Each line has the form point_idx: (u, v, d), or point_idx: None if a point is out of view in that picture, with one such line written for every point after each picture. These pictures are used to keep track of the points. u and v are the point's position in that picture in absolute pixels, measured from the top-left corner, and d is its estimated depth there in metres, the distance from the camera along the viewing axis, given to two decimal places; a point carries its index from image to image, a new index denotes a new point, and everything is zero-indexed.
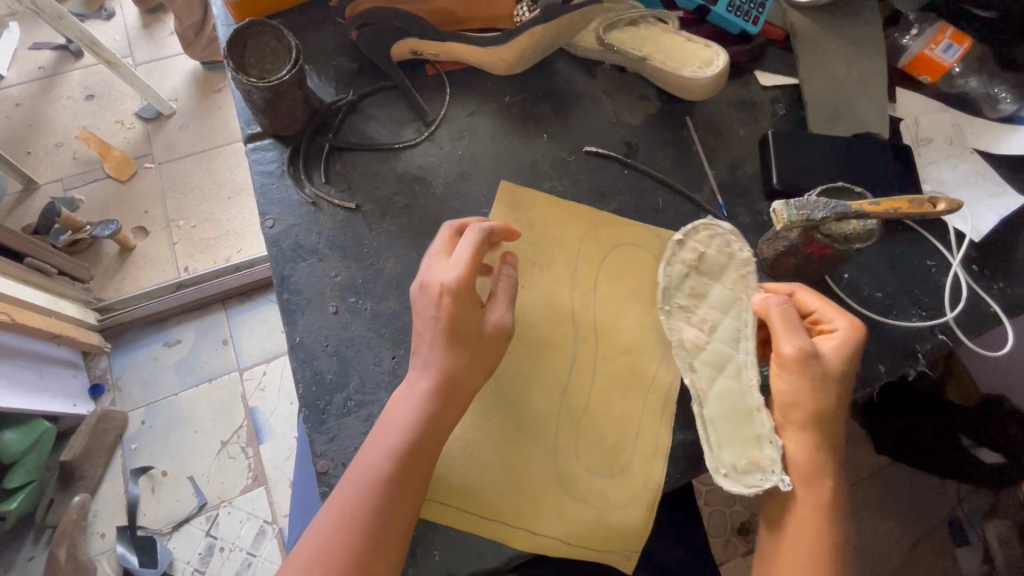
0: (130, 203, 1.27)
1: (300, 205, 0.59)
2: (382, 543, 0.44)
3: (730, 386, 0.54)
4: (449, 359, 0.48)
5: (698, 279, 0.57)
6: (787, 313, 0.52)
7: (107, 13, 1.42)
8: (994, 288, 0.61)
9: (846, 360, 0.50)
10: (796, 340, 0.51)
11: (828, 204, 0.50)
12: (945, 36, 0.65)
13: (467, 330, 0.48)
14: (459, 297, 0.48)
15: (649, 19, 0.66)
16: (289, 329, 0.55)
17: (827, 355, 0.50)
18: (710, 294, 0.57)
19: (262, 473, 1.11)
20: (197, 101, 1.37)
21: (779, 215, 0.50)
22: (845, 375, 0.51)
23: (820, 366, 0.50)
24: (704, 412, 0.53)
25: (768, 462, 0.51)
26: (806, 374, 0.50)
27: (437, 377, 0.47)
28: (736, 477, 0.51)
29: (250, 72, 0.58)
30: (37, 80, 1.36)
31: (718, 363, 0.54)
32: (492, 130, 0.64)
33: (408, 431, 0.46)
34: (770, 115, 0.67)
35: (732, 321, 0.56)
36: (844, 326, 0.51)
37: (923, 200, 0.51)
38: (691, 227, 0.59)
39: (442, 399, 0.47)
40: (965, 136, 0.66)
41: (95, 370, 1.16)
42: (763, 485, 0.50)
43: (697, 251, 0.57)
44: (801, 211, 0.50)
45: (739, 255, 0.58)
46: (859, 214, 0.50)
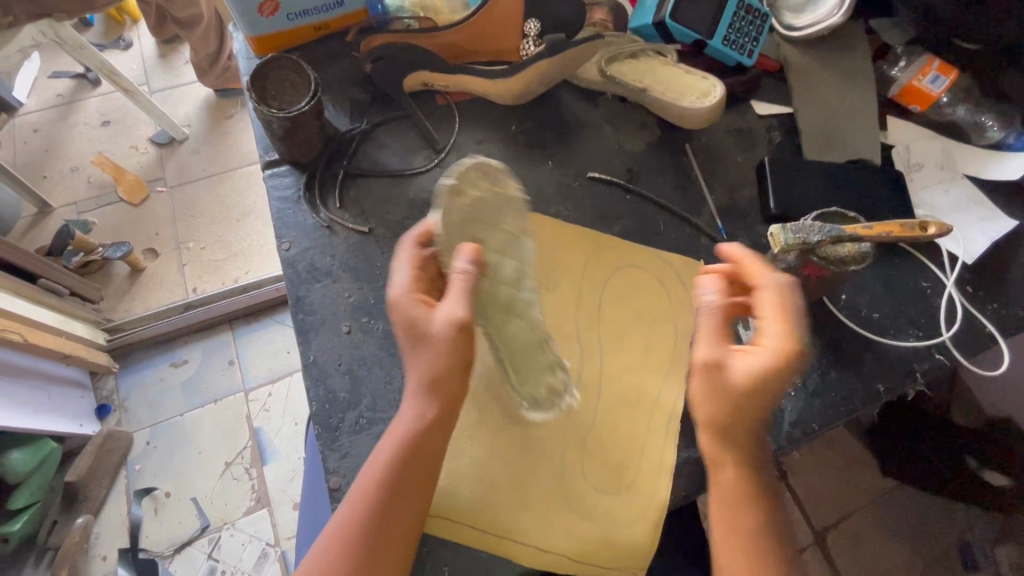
0: (142, 226, 1.31)
1: (315, 228, 0.62)
2: (385, 554, 0.45)
3: (523, 325, 0.55)
4: (424, 356, 0.48)
5: (477, 225, 0.53)
6: (718, 316, 0.47)
7: (126, 43, 1.48)
8: (988, 309, 0.62)
9: (757, 385, 0.44)
10: (716, 351, 0.46)
11: (823, 228, 0.52)
12: (931, 68, 0.68)
13: (418, 324, 0.48)
14: (400, 302, 0.48)
15: (649, 52, 0.69)
16: (303, 348, 0.56)
17: (734, 373, 0.45)
18: (489, 239, 0.54)
19: (265, 494, 1.11)
20: (210, 126, 1.41)
21: (777, 238, 0.52)
22: (750, 400, 0.45)
23: (721, 381, 0.45)
24: (500, 355, 0.54)
25: (561, 383, 0.56)
26: (708, 387, 0.46)
27: (420, 375, 0.48)
28: (539, 406, 0.55)
29: (270, 103, 0.61)
30: (56, 107, 1.41)
31: (507, 306, 0.54)
32: (499, 157, 0.67)
33: (406, 438, 0.47)
34: (766, 142, 0.70)
35: (510, 261, 0.56)
36: (770, 350, 0.44)
37: (914, 225, 0.54)
38: (458, 168, 0.52)
39: (436, 401, 0.48)
40: (955, 163, 0.69)
41: (102, 390, 1.17)
42: (564, 404, 0.56)
43: (472, 197, 0.53)
44: (797, 235, 0.52)
45: (510, 191, 0.56)
46: (853, 238, 0.52)
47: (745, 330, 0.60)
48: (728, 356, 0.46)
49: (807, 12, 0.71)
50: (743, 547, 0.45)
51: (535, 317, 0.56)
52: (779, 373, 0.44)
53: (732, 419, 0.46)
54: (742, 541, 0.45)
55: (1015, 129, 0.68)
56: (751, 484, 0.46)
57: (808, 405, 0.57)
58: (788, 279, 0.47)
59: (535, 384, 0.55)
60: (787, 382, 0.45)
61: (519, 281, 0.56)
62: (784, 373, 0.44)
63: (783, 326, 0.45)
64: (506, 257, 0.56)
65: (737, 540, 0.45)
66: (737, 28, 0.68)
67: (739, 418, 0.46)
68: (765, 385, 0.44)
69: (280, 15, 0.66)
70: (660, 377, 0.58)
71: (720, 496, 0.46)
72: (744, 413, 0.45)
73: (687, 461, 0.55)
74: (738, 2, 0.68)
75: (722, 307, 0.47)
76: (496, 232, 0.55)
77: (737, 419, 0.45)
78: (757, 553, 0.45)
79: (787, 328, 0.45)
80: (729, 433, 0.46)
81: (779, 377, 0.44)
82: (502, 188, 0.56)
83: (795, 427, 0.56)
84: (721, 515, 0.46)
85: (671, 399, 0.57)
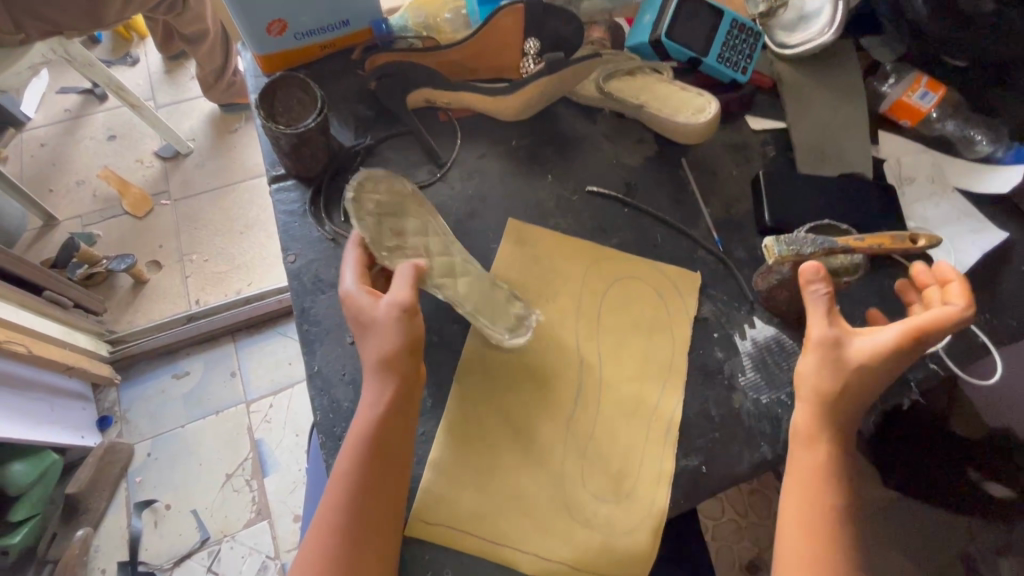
0: (146, 239, 1.32)
1: (320, 241, 0.63)
2: (367, 548, 0.47)
3: (471, 280, 0.58)
4: (373, 346, 0.51)
5: (392, 220, 0.56)
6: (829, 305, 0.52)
7: (132, 59, 1.51)
8: (981, 318, 0.64)
9: (868, 364, 0.51)
10: (846, 334, 0.53)
11: (816, 240, 0.53)
12: (920, 84, 0.70)
13: (363, 317, 0.52)
14: (349, 297, 0.52)
15: (645, 70, 0.71)
16: (308, 358, 0.57)
17: (855, 352, 0.52)
18: (407, 227, 0.57)
19: (266, 506, 1.11)
20: (214, 140, 1.44)
21: (770, 250, 0.53)
22: (860, 379, 0.52)
23: (838, 358, 0.52)
24: (467, 309, 0.56)
25: (520, 309, 0.60)
26: (821, 361, 0.52)
27: (372, 367, 0.51)
28: (513, 333, 0.58)
29: (278, 120, 0.63)
30: (63, 122, 1.43)
31: (448, 271, 0.57)
32: (499, 172, 0.69)
33: (363, 441, 0.49)
34: (761, 156, 0.72)
35: (434, 239, 0.58)
36: (899, 336, 0.50)
37: (902, 236, 0.54)
38: (356, 180, 0.55)
39: (388, 393, 0.50)
40: (946, 176, 0.70)
41: (104, 402, 1.18)
42: (531, 323, 0.59)
43: (375, 199, 0.55)
44: (791, 246, 0.53)
45: (406, 190, 0.58)
46: (845, 249, 0.53)
47: (742, 340, 0.61)
48: (845, 337, 0.52)
49: (799, 30, 0.73)
50: (811, 514, 0.50)
51: (478, 267, 0.59)
52: (895, 356, 0.51)
53: (846, 393, 0.52)
54: (816, 506, 0.51)
55: (1005, 144, 0.70)
56: (836, 462, 0.52)
57: None
58: (964, 304, 0.50)
59: (505, 315, 0.58)
60: (898, 364, 0.52)
61: (449, 246, 0.59)
62: (900, 357, 0.51)
63: (924, 321, 0.50)
64: (433, 236, 0.58)
65: (808, 504, 0.51)
66: (731, 46, 0.70)
67: (847, 391, 0.52)
68: (878, 366, 0.51)
69: (287, 36, 0.68)
70: (658, 387, 0.59)
71: (802, 462, 0.52)
72: (852, 386, 0.52)
73: (685, 470, 0.55)
74: (731, 20, 0.70)
75: (829, 297, 0.52)
76: (410, 218, 0.58)
77: (846, 392, 0.52)
78: (831, 526, 0.50)
79: (930, 323, 0.49)
80: (834, 405, 0.52)
81: (895, 360, 0.51)
82: (401, 187, 0.58)
83: None
84: (797, 481, 0.52)
85: (669, 409, 0.58)
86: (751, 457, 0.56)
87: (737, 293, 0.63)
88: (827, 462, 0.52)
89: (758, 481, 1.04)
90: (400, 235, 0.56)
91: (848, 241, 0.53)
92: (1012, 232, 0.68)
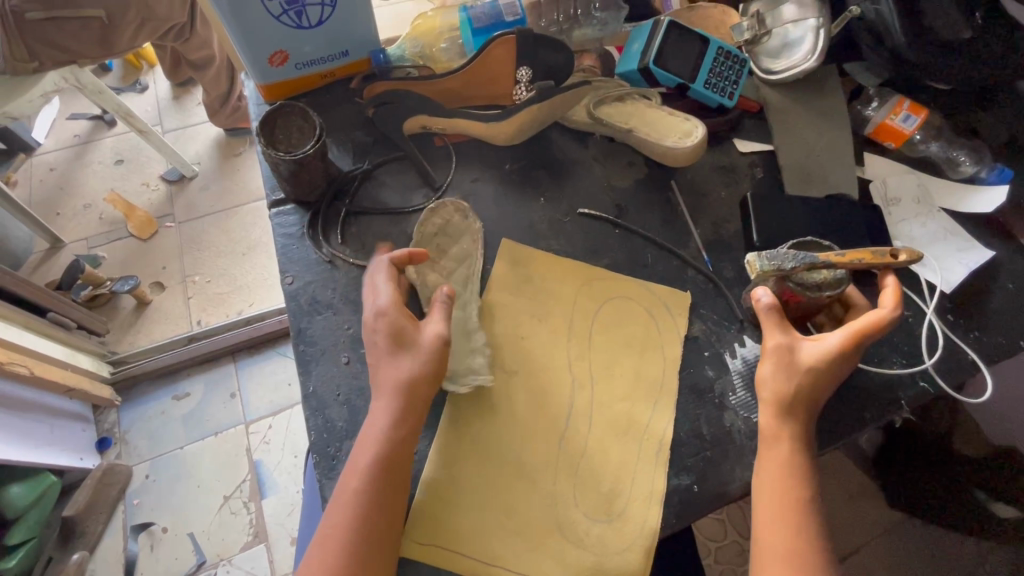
0: (150, 260, 1.34)
1: (317, 263, 0.64)
2: (372, 567, 0.47)
3: (461, 315, 0.62)
4: (401, 365, 0.53)
5: (443, 239, 0.65)
6: (777, 314, 0.55)
7: (142, 86, 1.56)
8: (970, 336, 0.65)
9: (817, 366, 0.53)
10: (794, 339, 0.55)
11: (798, 256, 0.54)
12: (902, 107, 0.71)
13: (405, 337, 0.54)
14: (389, 310, 0.55)
15: (634, 96, 0.74)
16: (303, 379, 0.58)
17: (805, 357, 0.54)
18: (451, 250, 0.65)
19: (263, 529, 1.10)
20: (219, 163, 1.47)
21: (752, 265, 0.54)
22: (817, 380, 0.53)
23: (791, 363, 0.54)
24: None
25: (479, 366, 0.59)
26: (776, 366, 0.54)
27: (389, 388, 0.52)
28: (455, 378, 0.57)
29: (278, 147, 0.65)
30: (72, 147, 1.47)
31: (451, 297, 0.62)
32: (493, 194, 0.71)
33: (372, 459, 0.50)
34: (749, 178, 0.73)
35: (463, 270, 0.64)
36: (843, 337, 0.53)
37: (884, 250, 0.55)
38: (439, 202, 0.66)
39: (404, 413, 0.52)
40: (932, 196, 0.72)
41: (104, 423, 1.18)
42: (473, 382, 0.57)
43: (443, 219, 0.66)
44: (772, 262, 0.54)
45: (472, 224, 0.67)
46: (827, 264, 0.54)
47: (733, 358, 0.62)
48: (795, 343, 0.55)
49: (783, 58, 0.75)
50: (788, 522, 0.50)
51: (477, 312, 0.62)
52: (842, 356, 0.53)
53: (802, 395, 0.53)
54: (788, 515, 0.50)
55: (988, 165, 0.71)
56: (803, 465, 0.52)
57: None
58: (891, 309, 0.54)
59: (458, 361, 0.58)
60: (848, 366, 0.54)
61: (467, 283, 0.64)
62: (846, 357, 0.53)
63: (862, 322, 0.53)
64: (461, 267, 0.65)
65: (783, 511, 0.50)
66: (717, 73, 0.73)
67: (803, 393, 0.53)
68: (826, 366, 0.53)
69: (289, 66, 0.71)
70: (650, 407, 0.59)
71: (771, 467, 0.52)
72: (805, 387, 0.53)
73: (678, 490, 0.56)
74: (717, 49, 0.73)
75: (774, 308, 0.55)
76: (459, 246, 0.66)
77: (802, 394, 0.53)
78: (814, 536, 0.49)
79: (870, 325, 0.53)
80: (793, 408, 0.53)
81: (842, 361, 0.53)
82: (471, 222, 0.67)
83: None
84: (771, 489, 0.51)
85: (660, 428, 0.58)
86: (743, 476, 0.56)
87: (727, 312, 0.64)
88: (796, 465, 0.52)
89: None
90: (441, 255, 0.64)
91: (829, 257, 0.53)
92: (997, 251, 0.69)
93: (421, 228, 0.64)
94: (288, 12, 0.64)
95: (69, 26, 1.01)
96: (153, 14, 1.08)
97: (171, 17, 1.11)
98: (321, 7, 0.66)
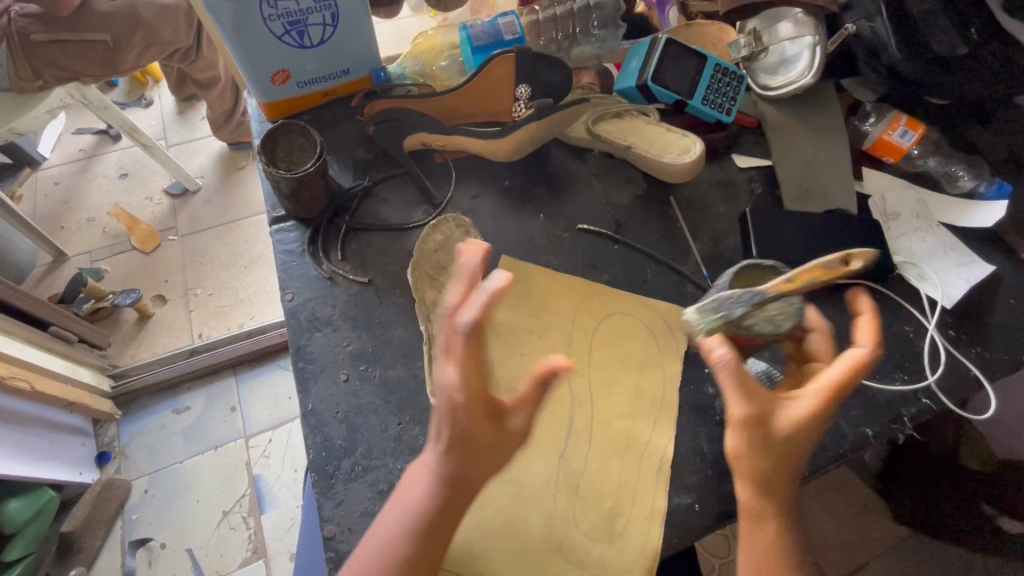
0: (153, 273, 1.35)
1: (317, 280, 0.65)
2: None
3: None
4: (464, 461, 0.44)
5: (444, 254, 0.66)
6: (741, 376, 0.45)
7: (147, 101, 1.58)
8: (971, 351, 0.64)
9: (795, 433, 0.46)
10: (768, 403, 0.46)
11: (742, 297, 0.52)
12: (899, 123, 0.72)
13: (483, 439, 0.44)
14: (465, 406, 0.42)
15: (633, 112, 0.74)
16: (303, 396, 0.58)
17: (778, 424, 0.46)
18: (450, 266, 0.65)
19: (262, 545, 1.09)
20: (222, 177, 1.48)
21: (696, 324, 0.53)
22: (792, 445, 0.47)
23: (765, 435, 0.46)
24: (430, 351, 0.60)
25: None
26: (749, 441, 0.46)
27: (439, 479, 0.45)
28: None
29: (279, 164, 0.66)
30: (77, 161, 1.49)
31: (447, 315, 0.62)
32: (493, 211, 0.71)
33: (405, 535, 0.45)
34: (748, 194, 0.74)
35: None
36: (820, 397, 0.46)
37: (833, 262, 0.51)
38: (442, 218, 0.67)
39: (447, 504, 0.45)
40: (931, 211, 0.72)
41: (103, 438, 1.18)
42: None
43: (444, 234, 0.66)
44: (717, 313, 0.52)
45: (474, 242, 0.67)
46: (776, 295, 0.51)
47: None
48: (766, 409, 0.46)
49: (780, 73, 0.75)
50: None
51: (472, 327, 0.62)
52: (818, 417, 0.47)
53: (777, 465, 0.47)
54: None
55: (986, 179, 0.71)
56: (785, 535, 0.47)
57: None
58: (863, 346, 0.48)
59: None
60: (823, 424, 0.47)
61: None
62: (822, 417, 0.47)
63: (836, 374, 0.47)
64: (460, 284, 0.64)
65: None
66: (715, 90, 0.73)
67: (781, 467, 0.47)
68: (804, 431, 0.46)
69: (291, 84, 0.72)
70: (650, 424, 0.59)
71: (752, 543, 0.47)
72: (781, 459, 0.46)
73: (679, 508, 0.55)
74: (714, 65, 0.73)
75: (736, 362, 0.44)
76: (458, 262, 0.66)
77: (779, 467, 0.47)
78: None
79: (841, 377, 0.47)
80: (770, 481, 0.47)
81: (818, 422, 0.47)
82: (471, 239, 0.67)
83: None
84: (751, 561, 0.47)
85: (661, 446, 0.58)
86: None
87: None
88: (779, 536, 0.47)
89: None
90: (441, 270, 0.65)
91: (774, 286, 0.51)
92: (997, 266, 0.69)
93: (421, 245, 0.64)
94: (289, 32, 0.65)
95: (74, 48, 1.03)
96: (159, 38, 1.11)
97: (177, 40, 1.14)
98: (322, 27, 0.67)
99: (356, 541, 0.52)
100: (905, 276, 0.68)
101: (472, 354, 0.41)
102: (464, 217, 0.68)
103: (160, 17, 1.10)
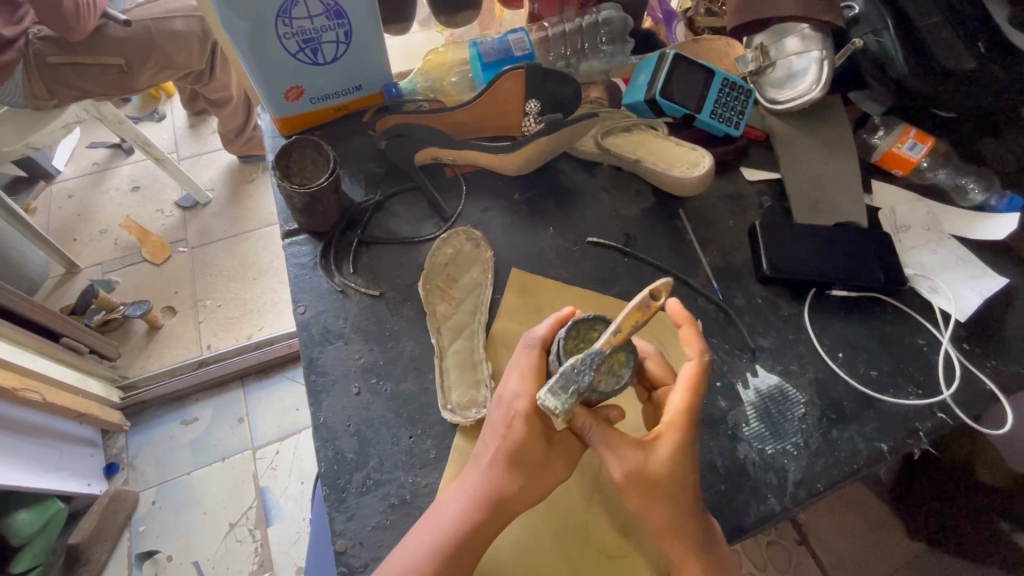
0: (162, 285, 1.36)
1: (329, 292, 0.65)
2: None
3: (466, 345, 0.62)
4: (507, 479, 0.47)
5: (455, 266, 0.66)
6: (601, 432, 0.47)
7: (159, 115, 1.61)
8: (986, 365, 0.64)
9: (670, 471, 0.47)
10: (623, 453, 0.46)
11: (585, 362, 0.43)
12: (908, 136, 0.72)
13: (533, 454, 0.47)
14: (527, 415, 0.47)
15: (642, 127, 0.75)
16: (314, 409, 0.58)
17: (651, 469, 0.46)
18: (461, 279, 0.66)
19: (269, 558, 1.09)
20: (231, 190, 1.50)
21: (552, 409, 0.43)
22: (679, 487, 0.47)
23: (643, 482, 0.46)
24: (442, 363, 0.60)
25: (483, 398, 0.58)
26: (635, 493, 0.47)
27: (479, 496, 0.47)
28: (458, 410, 0.58)
29: (292, 179, 0.66)
30: (90, 174, 1.51)
31: (458, 328, 0.63)
32: (503, 224, 0.71)
33: (433, 555, 0.45)
34: (756, 207, 0.74)
35: (473, 300, 0.65)
36: (675, 429, 0.47)
37: (647, 301, 0.43)
38: (452, 232, 0.68)
39: (482, 523, 0.46)
40: (942, 224, 0.72)
41: (112, 448, 1.18)
42: (476, 416, 0.57)
43: (454, 247, 0.67)
44: (567, 390, 0.43)
45: (484, 255, 0.68)
46: (610, 350, 0.44)
47: (745, 389, 0.62)
48: (638, 459, 0.47)
49: (788, 87, 0.75)
50: None
51: (483, 339, 0.62)
52: (682, 446, 0.47)
53: (675, 511, 0.47)
54: None
55: (998, 192, 0.72)
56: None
57: (812, 464, 0.58)
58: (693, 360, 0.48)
59: (459, 392, 0.59)
60: (694, 453, 0.48)
61: (476, 312, 0.64)
62: (688, 446, 0.47)
63: (681, 402, 0.47)
64: (471, 296, 0.65)
65: None
66: (723, 104, 0.73)
67: (678, 507, 0.47)
68: (679, 465, 0.47)
69: (304, 100, 0.73)
70: None
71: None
72: (673, 498, 0.47)
73: None
74: (723, 80, 0.73)
75: (596, 424, 0.47)
76: (468, 276, 0.66)
77: (675, 507, 0.47)
78: None
79: (686, 400, 0.47)
80: (677, 528, 0.47)
81: (686, 452, 0.47)
82: (481, 251, 0.68)
83: (796, 487, 0.57)
84: None
85: None
86: (758, 510, 0.56)
87: (737, 341, 0.65)
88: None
89: (775, 531, 1.00)
90: (451, 283, 0.65)
91: (605, 341, 0.43)
92: (1010, 279, 0.69)
93: (431, 258, 0.66)
94: (304, 49, 0.66)
95: (88, 71, 1.05)
96: (172, 63, 1.13)
97: (190, 65, 1.16)
98: (336, 45, 0.68)
99: (368, 555, 0.52)
100: (918, 288, 0.68)
101: (537, 369, 0.48)
102: (473, 229, 0.69)
103: (174, 42, 1.11)
